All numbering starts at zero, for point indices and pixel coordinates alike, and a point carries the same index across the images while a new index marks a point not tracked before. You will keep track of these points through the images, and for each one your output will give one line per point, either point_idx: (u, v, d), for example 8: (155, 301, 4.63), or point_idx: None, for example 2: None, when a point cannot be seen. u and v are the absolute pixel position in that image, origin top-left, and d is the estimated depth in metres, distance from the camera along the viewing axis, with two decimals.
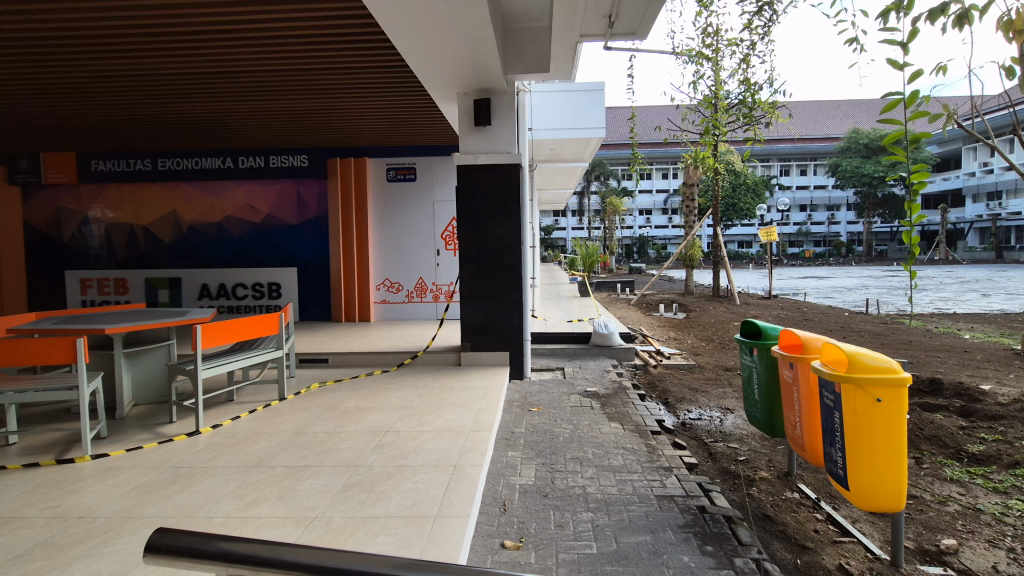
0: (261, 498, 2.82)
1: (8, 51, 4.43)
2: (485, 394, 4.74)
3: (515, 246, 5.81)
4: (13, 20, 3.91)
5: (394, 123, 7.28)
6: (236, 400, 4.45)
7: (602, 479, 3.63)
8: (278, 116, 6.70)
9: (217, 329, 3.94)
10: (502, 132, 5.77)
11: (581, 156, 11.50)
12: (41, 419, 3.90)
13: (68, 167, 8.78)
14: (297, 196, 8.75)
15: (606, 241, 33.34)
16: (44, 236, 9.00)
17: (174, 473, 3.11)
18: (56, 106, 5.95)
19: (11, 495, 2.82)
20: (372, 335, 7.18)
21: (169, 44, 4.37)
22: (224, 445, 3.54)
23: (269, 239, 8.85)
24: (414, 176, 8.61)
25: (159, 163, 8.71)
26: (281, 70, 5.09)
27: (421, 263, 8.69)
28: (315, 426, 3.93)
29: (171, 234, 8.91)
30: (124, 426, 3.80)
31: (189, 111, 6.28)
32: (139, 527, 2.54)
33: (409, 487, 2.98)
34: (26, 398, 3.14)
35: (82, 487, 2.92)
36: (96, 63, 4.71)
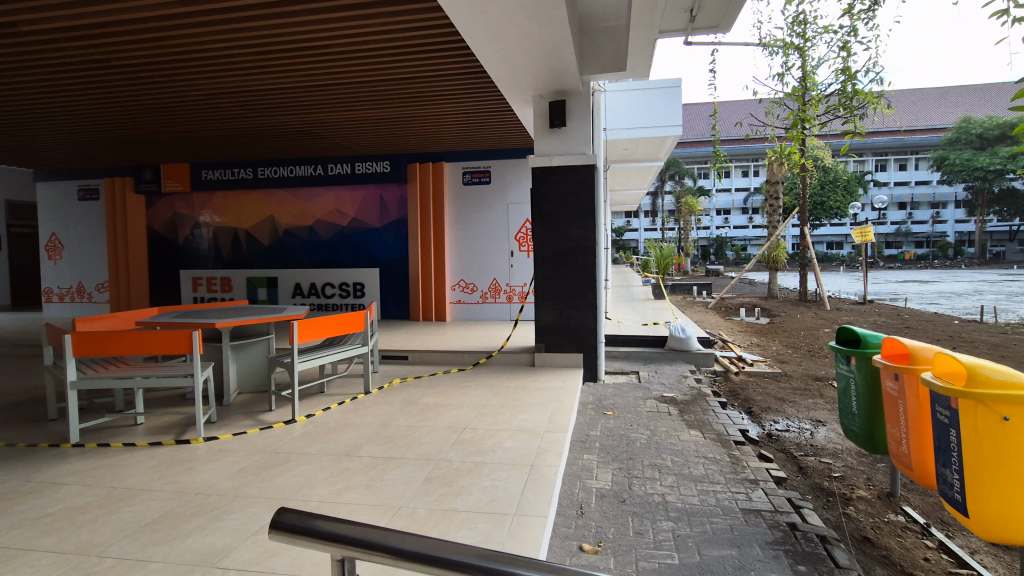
0: (351, 485, 2.99)
1: (137, 75, 4.98)
2: (559, 395, 4.73)
3: (590, 248, 5.77)
4: (142, 48, 4.39)
5: (472, 127, 7.44)
6: (326, 392, 4.75)
7: (683, 488, 3.52)
8: (364, 125, 7.07)
9: (311, 325, 4.24)
10: (578, 132, 5.74)
11: (656, 155, 11.21)
12: (163, 403, 4.36)
13: (182, 177, 9.68)
14: (378, 201, 9.19)
15: (681, 242, 32.23)
16: (163, 239, 10.07)
17: (274, 458, 3.37)
18: (174, 121, 6.62)
19: (141, 469, 3.18)
20: (448, 334, 7.39)
21: (270, 60, 4.74)
22: (316, 433, 3.78)
23: (353, 241, 9.36)
24: (488, 179, 8.78)
25: (259, 171, 9.42)
26: (368, 80, 5.36)
27: (494, 264, 8.84)
28: (397, 420, 4.11)
29: (268, 237, 9.65)
30: (230, 412, 4.16)
31: (285, 123, 6.79)
32: (245, 506, 2.77)
33: (487, 483, 3.04)
34: (151, 383, 3.52)
35: (198, 466, 3.24)
36: (207, 81, 5.20)
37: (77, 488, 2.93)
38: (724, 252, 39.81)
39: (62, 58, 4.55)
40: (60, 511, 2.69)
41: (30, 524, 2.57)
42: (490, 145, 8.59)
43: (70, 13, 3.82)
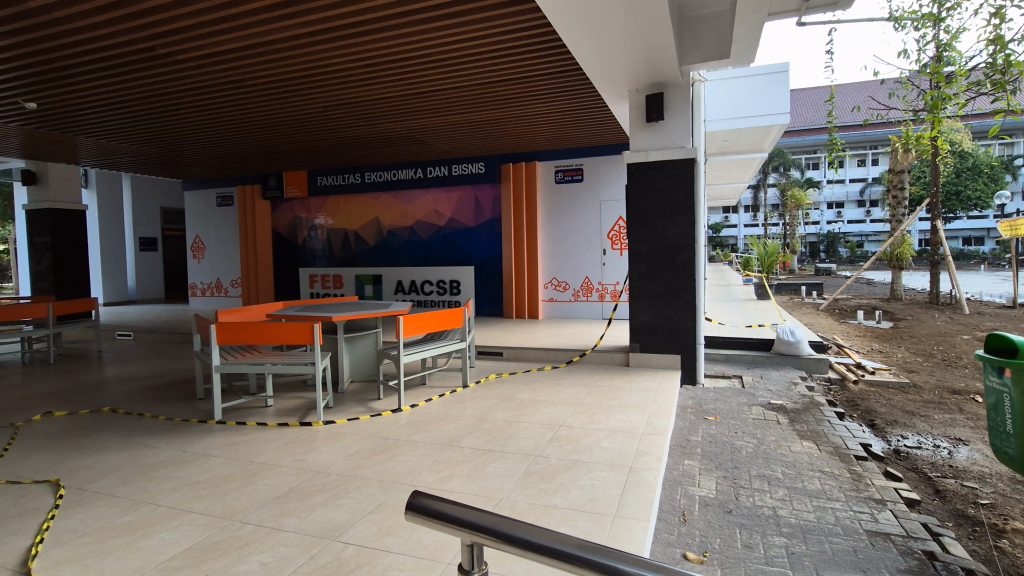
0: (455, 475, 3.12)
1: (266, 91, 5.52)
2: (657, 397, 4.60)
3: (688, 245, 5.54)
4: (272, 67, 4.85)
5: (566, 126, 7.44)
6: (428, 384, 4.99)
7: (796, 502, 3.27)
8: (462, 128, 7.32)
9: (415, 320, 4.47)
10: (676, 125, 5.52)
11: (759, 146, 10.49)
12: (287, 388, 4.82)
13: (301, 184, 10.60)
14: (473, 201, 9.49)
15: (786, 239, 29.87)
16: (284, 240, 11.10)
17: (383, 444, 3.59)
18: (294, 132, 7.26)
19: (272, 446, 3.54)
20: (540, 332, 7.46)
21: (378, 71, 5.04)
22: (420, 423, 3.98)
23: (450, 241, 9.75)
24: (581, 177, 8.73)
25: (366, 176, 10.03)
26: (466, 84, 5.54)
27: (586, 262, 8.77)
28: (495, 414, 4.22)
29: (374, 237, 10.33)
30: (344, 399, 4.50)
31: (390, 129, 7.21)
32: (361, 486, 2.99)
33: (586, 482, 3.03)
34: (279, 370, 3.90)
35: (318, 446, 3.54)
36: (323, 93, 5.64)
37: (221, 460, 3.32)
38: (837, 249, 36.37)
39: (206, 81, 5.16)
40: (209, 479, 3.06)
41: (187, 488, 2.95)
42: (583, 142, 8.52)
43: (214, 41, 4.31)
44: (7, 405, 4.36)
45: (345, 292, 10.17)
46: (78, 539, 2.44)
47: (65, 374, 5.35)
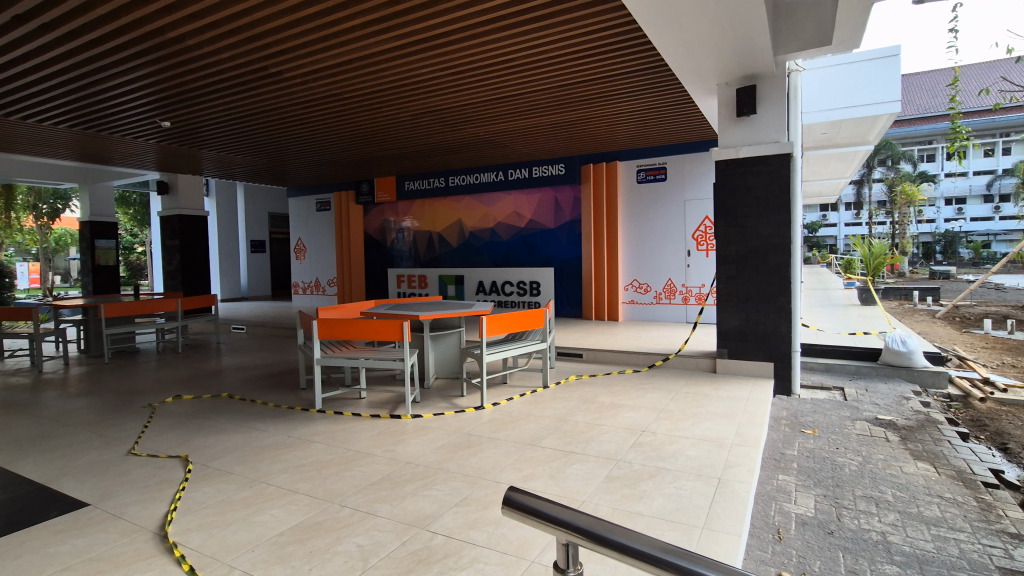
0: (537, 474, 3.15)
1: (362, 102, 5.88)
2: (747, 406, 4.37)
3: (783, 246, 5.20)
4: (366, 78, 5.16)
5: (650, 125, 7.26)
6: (509, 383, 5.08)
7: (910, 528, 2.97)
8: (544, 130, 7.36)
9: (497, 320, 4.56)
10: (771, 119, 5.20)
11: (864, 138, 9.63)
12: (377, 381, 5.11)
13: (390, 188, 11.16)
14: (554, 202, 9.51)
15: (895, 239, 27.13)
16: (375, 241, 11.75)
17: (467, 439, 3.71)
18: (385, 140, 7.67)
19: (366, 436, 3.77)
20: (621, 334, 7.34)
21: (465, 77, 5.21)
22: (502, 421, 4.06)
23: (530, 242, 9.84)
24: (664, 176, 8.49)
25: (450, 180, 10.38)
26: (550, 86, 5.57)
27: (670, 264, 8.51)
28: (576, 415, 4.21)
29: (457, 238, 10.66)
30: (430, 394, 4.70)
31: (474, 134, 7.40)
32: (447, 479, 3.11)
33: (671, 490, 2.94)
34: (370, 364, 4.14)
35: (407, 439, 3.72)
36: (411, 101, 5.92)
37: (321, 446, 3.59)
38: (958, 250, 32.49)
39: (309, 94, 5.59)
40: (311, 463, 3.32)
41: (292, 470, 3.22)
42: (668, 141, 8.26)
43: (317, 58, 4.66)
44: (146, 386, 5.00)
45: (430, 292, 10.57)
46: (205, 510, 2.74)
47: (191, 362, 6.02)
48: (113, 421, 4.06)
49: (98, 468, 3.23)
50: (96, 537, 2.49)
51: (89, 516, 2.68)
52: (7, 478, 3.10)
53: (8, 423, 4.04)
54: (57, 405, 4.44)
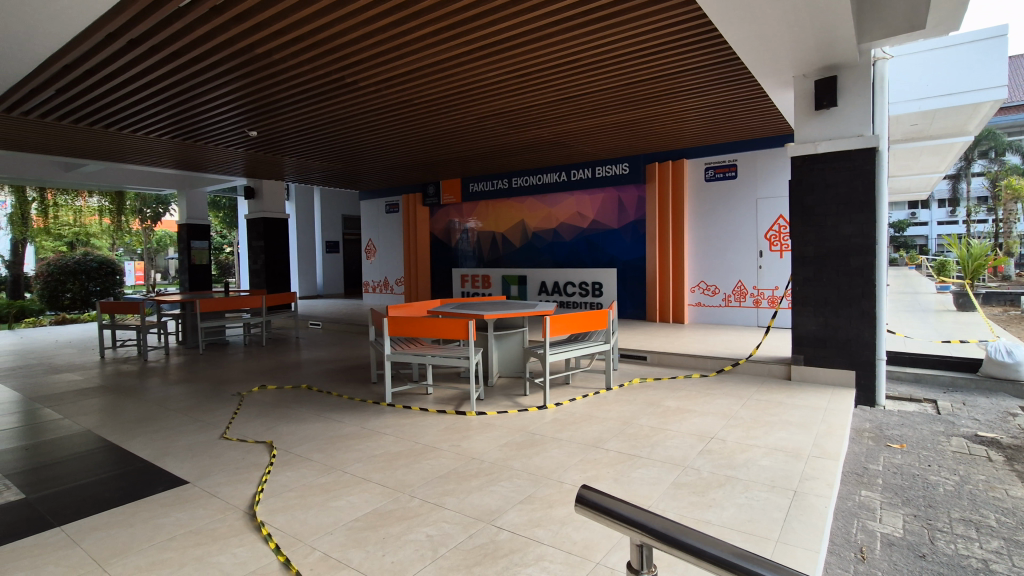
0: (601, 476, 3.14)
1: (431, 107, 6.09)
2: (826, 416, 4.12)
3: (868, 247, 4.86)
4: (436, 84, 5.33)
5: (722, 121, 6.99)
6: (572, 384, 5.07)
7: (1017, 558, 2.70)
8: (609, 129, 7.28)
9: (560, 320, 4.56)
10: (854, 111, 4.87)
11: (961, 129, 8.83)
12: (443, 378, 5.25)
13: (455, 190, 11.43)
14: (617, 202, 9.39)
15: (1000, 239, 24.57)
16: (440, 242, 12.07)
17: (531, 438, 3.75)
18: (451, 143, 7.87)
19: (433, 430, 3.90)
20: (687, 337, 7.14)
21: (531, 78, 5.24)
22: (565, 421, 4.07)
23: (592, 243, 9.77)
24: (734, 173, 8.16)
25: (514, 181, 10.49)
26: (616, 84, 5.51)
27: (740, 265, 8.17)
28: (640, 419, 4.15)
29: (520, 239, 10.75)
30: (494, 392, 4.78)
31: (538, 135, 7.45)
32: (511, 476, 3.15)
33: (743, 501, 2.84)
34: (437, 361, 4.27)
35: (472, 435, 3.81)
36: (479, 105, 6.05)
37: (391, 438, 3.74)
38: None
39: (382, 102, 5.85)
40: (383, 454, 3.48)
41: (366, 460, 3.38)
42: (739, 137, 7.92)
43: (390, 67, 4.87)
44: (234, 376, 5.42)
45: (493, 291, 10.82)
46: (287, 492, 2.94)
47: (274, 355, 6.46)
48: (207, 407, 4.43)
49: (195, 449, 3.54)
50: (195, 512, 2.73)
51: (189, 493, 2.95)
52: (121, 454, 3.48)
53: (121, 405, 4.51)
54: (160, 391, 4.90)
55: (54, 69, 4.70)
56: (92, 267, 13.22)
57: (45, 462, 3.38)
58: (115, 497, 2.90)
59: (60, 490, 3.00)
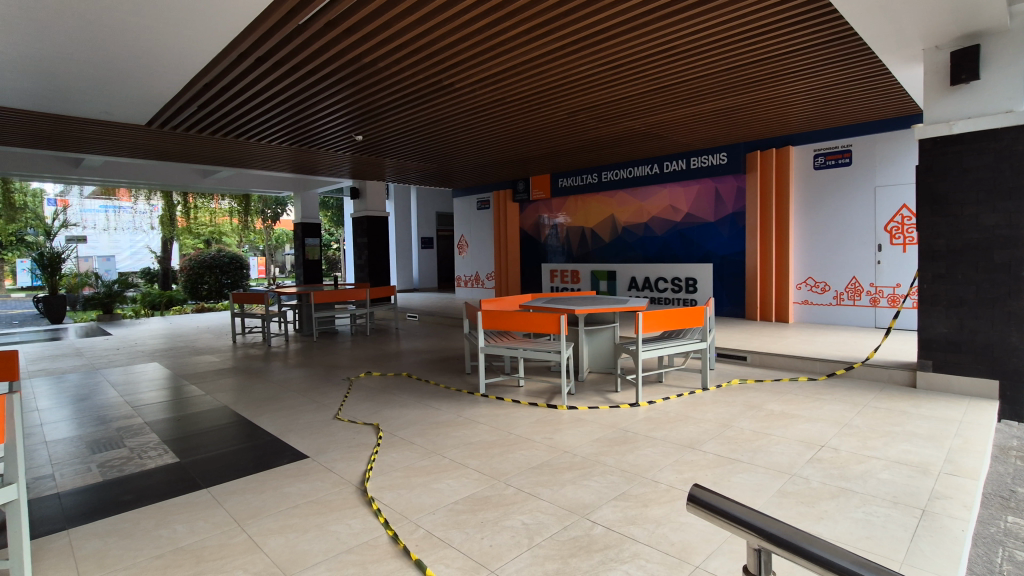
0: (698, 478, 3.04)
1: (523, 104, 6.19)
2: (961, 429, 3.67)
3: (1017, 240, 4.24)
4: (527, 82, 5.41)
5: (834, 103, 6.42)
6: (665, 382, 4.94)
7: None
8: (706, 118, 6.95)
9: (653, 316, 4.45)
10: (1000, 84, 4.25)
11: None
12: (534, 372, 5.33)
13: (544, 186, 11.49)
14: (714, 193, 8.96)
15: None
16: (529, 237, 12.21)
17: (624, 435, 3.71)
18: (540, 139, 7.95)
19: (526, 422, 3.98)
20: (792, 337, 6.66)
21: (624, 69, 5.14)
22: (659, 420, 3.98)
23: (687, 237, 9.42)
24: (848, 160, 7.46)
25: (603, 175, 10.36)
26: (715, 71, 5.25)
27: (855, 259, 7.49)
28: (741, 422, 3.94)
29: (609, 234, 10.60)
30: (585, 388, 4.77)
31: (629, 128, 7.31)
32: (605, 471, 3.15)
33: (860, 515, 2.62)
34: (529, 354, 4.34)
35: (564, 429, 3.84)
36: (569, 100, 6.06)
37: (486, 427, 3.88)
38: None
39: (476, 102, 6.05)
40: (479, 442, 3.61)
41: (463, 446, 3.53)
42: (854, 121, 7.21)
43: (483, 68, 5.01)
44: (343, 362, 5.88)
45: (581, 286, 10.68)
46: (394, 472, 3.15)
47: (377, 344, 6.91)
48: (322, 389, 4.86)
49: (313, 427, 3.90)
50: (315, 484, 3.02)
51: (309, 466, 3.27)
52: (253, 428, 3.92)
53: (251, 385, 5.07)
54: (281, 374, 5.44)
55: (197, 88, 5.36)
56: (225, 261, 14.92)
57: (193, 432, 3.89)
58: (249, 466, 3.28)
59: (205, 456, 3.44)
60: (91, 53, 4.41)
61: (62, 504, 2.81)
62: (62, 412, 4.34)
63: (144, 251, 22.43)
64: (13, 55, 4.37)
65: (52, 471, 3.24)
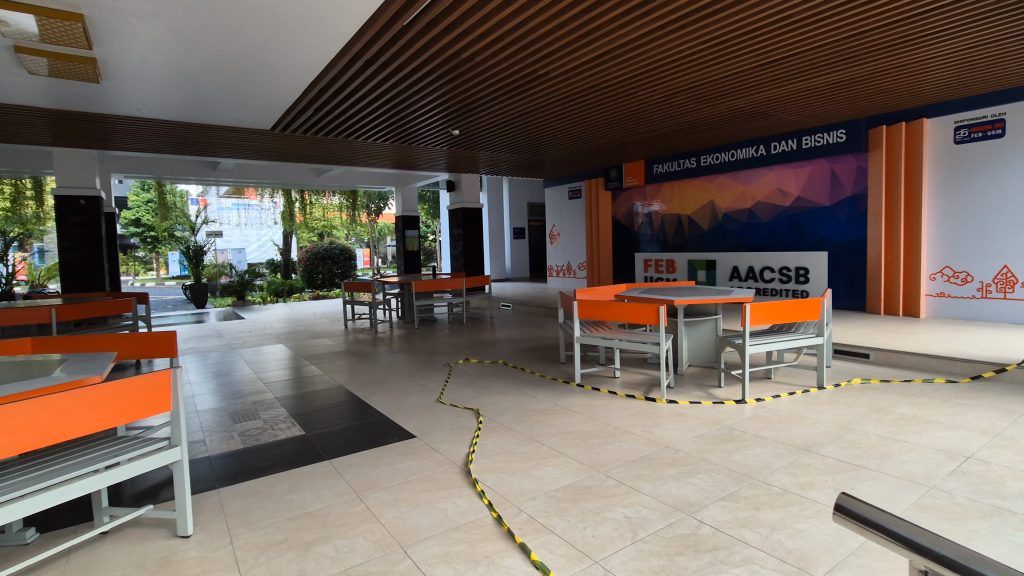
0: (817, 483, 2.81)
1: (618, 89, 6.01)
2: None
3: None
4: (623, 65, 5.23)
5: (984, 67, 5.57)
6: (774, 379, 4.62)
7: None
8: (821, 92, 6.35)
9: (763, 308, 4.16)
10: None
11: None
12: (630, 363, 5.23)
13: (638, 172, 11.15)
14: (830, 174, 8.19)
15: None
16: (622, 226, 11.94)
17: (730, 433, 3.53)
18: (635, 124, 7.70)
19: (624, 414, 3.92)
20: (923, 333, 5.95)
21: (729, 46, 4.82)
22: (768, 419, 3.74)
23: (797, 223, 8.75)
24: (1000, 131, 6.46)
25: (702, 159, 9.87)
26: (835, 40, 4.76)
27: (1006, 246, 6.51)
28: (865, 425, 3.59)
29: (708, 221, 10.09)
30: (685, 381, 4.60)
31: (732, 107, 6.86)
32: (710, 470, 3.02)
33: (1019, 539, 2.28)
34: (626, 345, 4.25)
35: (664, 423, 3.73)
36: (667, 82, 5.80)
37: (583, 418, 3.86)
38: None
39: (570, 91, 6.00)
40: (577, 431, 3.61)
41: (561, 435, 3.56)
42: (1011, 84, 6.19)
43: (578, 54, 4.92)
44: (442, 349, 6.14)
45: (678, 276, 10.43)
46: (494, 456, 3.25)
47: (473, 332, 7.13)
48: (424, 374, 5.11)
49: (418, 409, 4.12)
50: (422, 462, 3.19)
51: (417, 445, 3.46)
52: (365, 407, 4.22)
53: (361, 367, 5.46)
54: (387, 358, 5.80)
55: (314, 92, 5.81)
56: (336, 252, 16.12)
57: (314, 408, 4.26)
58: (364, 441, 3.54)
59: (325, 431, 3.77)
60: (226, 66, 4.91)
61: (212, 466, 3.21)
62: (208, 385, 4.96)
63: (269, 244, 24.92)
64: (165, 72, 4.98)
65: (203, 436, 3.71)
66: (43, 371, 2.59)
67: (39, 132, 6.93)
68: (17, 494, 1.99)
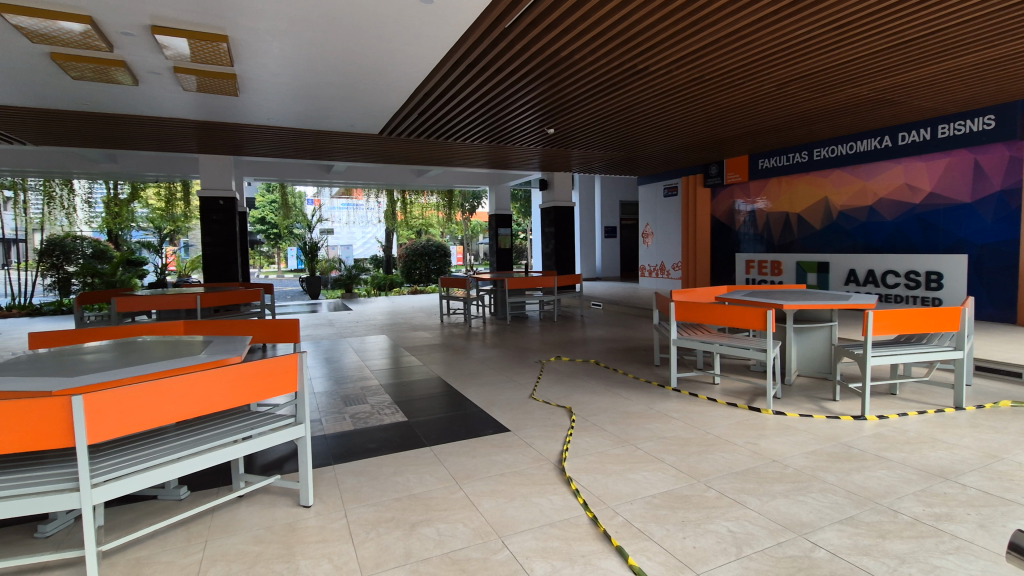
0: (957, 516, 2.50)
1: (722, 81, 5.73)
2: None
3: None
4: (729, 55, 4.96)
5: None
6: (900, 396, 4.16)
7: None
8: (965, 74, 5.60)
9: (890, 316, 3.76)
10: None
11: None
12: (730, 370, 4.97)
13: (741, 168, 10.56)
14: (972, 167, 7.22)
15: None
16: (721, 225, 11.35)
17: (848, 451, 3.23)
18: (739, 117, 7.29)
19: (725, 423, 3.73)
20: None
21: (852, 29, 4.40)
22: (893, 439, 3.38)
23: (928, 222, 7.81)
24: None
25: (815, 153, 9.16)
26: (987, 13, 4.16)
27: None
28: (1017, 454, 3.13)
29: (821, 220, 9.32)
30: (793, 392, 4.30)
31: (852, 95, 6.27)
32: (824, 489, 2.79)
33: None
34: (728, 350, 4.04)
35: (770, 435, 3.50)
36: (777, 71, 5.43)
37: (681, 423, 3.73)
38: None
39: (669, 85, 5.82)
40: (674, 437, 3.50)
41: (658, 440, 3.46)
42: None
43: (681, 45, 4.73)
44: (533, 346, 6.21)
45: (785, 280, 9.69)
46: (588, 456, 3.23)
47: (564, 330, 7.14)
48: (516, 370, 5.20)
49: (512, 404, 4.20)
50: (517, 456, 3.25)
51: (511, 439, 3.53)
52: (461, 399, 4.38)
53: (456, 360, 5.68)
54: (481, 352, 5.97)
55: (418, 96, 6.07)
56: (432, 249, 16.86)
57: (414, 396, 4.50)
58: (461, 432, 3.67)
59: (425, 419, 3.96)
60: (345, 77, 5.31)
61: (327, 444, 3.50)
62: (322, 370, 5.41)
63: (373, 241, 26.64)
64: (293, 85, 5.51)
65: (319, 416, 4.06)
66: (192, 351, 2.96)
67: (190, 141, 7.94)
68: (175, 456, 2.31)
